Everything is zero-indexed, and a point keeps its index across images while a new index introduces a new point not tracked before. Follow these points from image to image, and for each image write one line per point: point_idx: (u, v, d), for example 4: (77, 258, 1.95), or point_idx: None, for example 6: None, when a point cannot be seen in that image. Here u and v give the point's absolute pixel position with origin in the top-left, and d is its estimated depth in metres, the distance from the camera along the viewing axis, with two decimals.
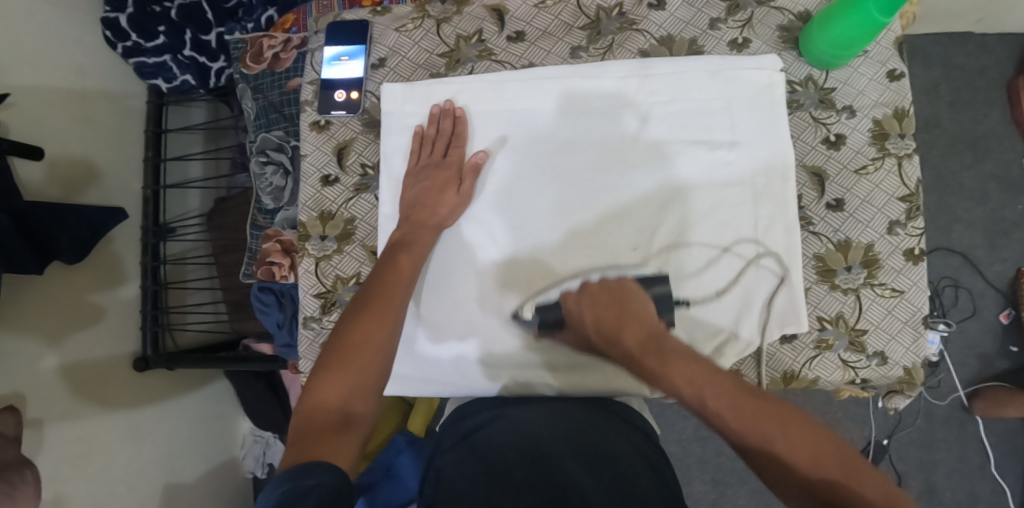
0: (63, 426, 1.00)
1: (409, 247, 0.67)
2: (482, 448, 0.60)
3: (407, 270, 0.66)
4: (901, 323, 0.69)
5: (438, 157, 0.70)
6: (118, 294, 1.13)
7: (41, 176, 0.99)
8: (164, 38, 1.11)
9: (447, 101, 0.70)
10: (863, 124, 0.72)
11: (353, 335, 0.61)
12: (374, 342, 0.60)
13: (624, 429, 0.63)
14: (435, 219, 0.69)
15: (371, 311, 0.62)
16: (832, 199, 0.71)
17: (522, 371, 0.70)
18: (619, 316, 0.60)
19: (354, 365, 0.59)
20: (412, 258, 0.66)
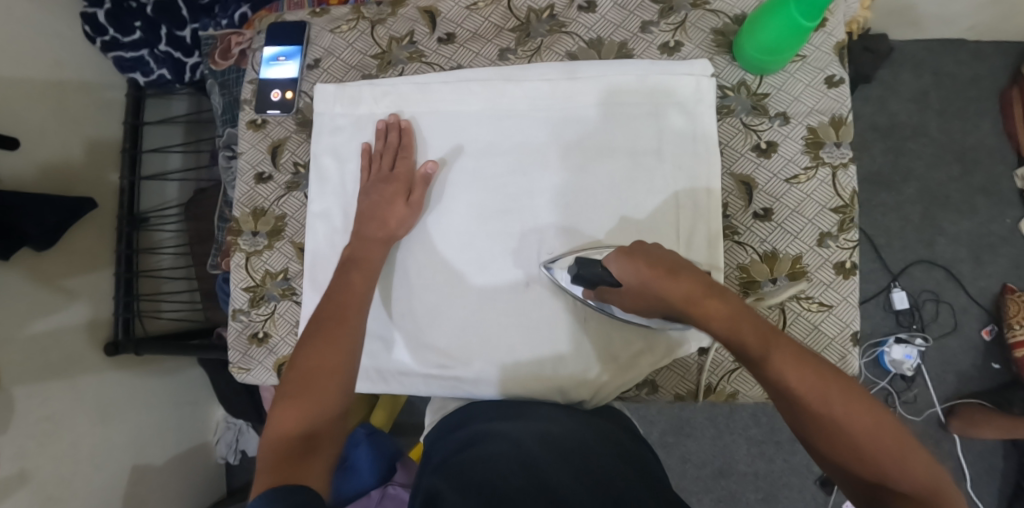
0: (31, 404, 1.03)
1: (361, 263, 0.67)
2: (482, 462, 0.55)
3: (361, 287, 0.66)
4: (828, 339, 0.68)
5: (386, 170, 0.69)
6: (93, 280, 1.17)
7: (17, 166, 1.02)
8: (140, 34, 1.15)
9: (392, 116, 0.71)
10: (797, 132, 0.70)
11: (311, 357, 0.61)
12: (331, 364, 0.61)
13: (607, 435, 0.61)
14: (385, 231, 0.68)
15: (325, 334, 0.63)
16: (760, 208, 0.69)
17: (437, 374, 0.70)
18: (676, 266, 0.56)
19: (312, 388, 0.60)
20: (367, 273, 0.67)
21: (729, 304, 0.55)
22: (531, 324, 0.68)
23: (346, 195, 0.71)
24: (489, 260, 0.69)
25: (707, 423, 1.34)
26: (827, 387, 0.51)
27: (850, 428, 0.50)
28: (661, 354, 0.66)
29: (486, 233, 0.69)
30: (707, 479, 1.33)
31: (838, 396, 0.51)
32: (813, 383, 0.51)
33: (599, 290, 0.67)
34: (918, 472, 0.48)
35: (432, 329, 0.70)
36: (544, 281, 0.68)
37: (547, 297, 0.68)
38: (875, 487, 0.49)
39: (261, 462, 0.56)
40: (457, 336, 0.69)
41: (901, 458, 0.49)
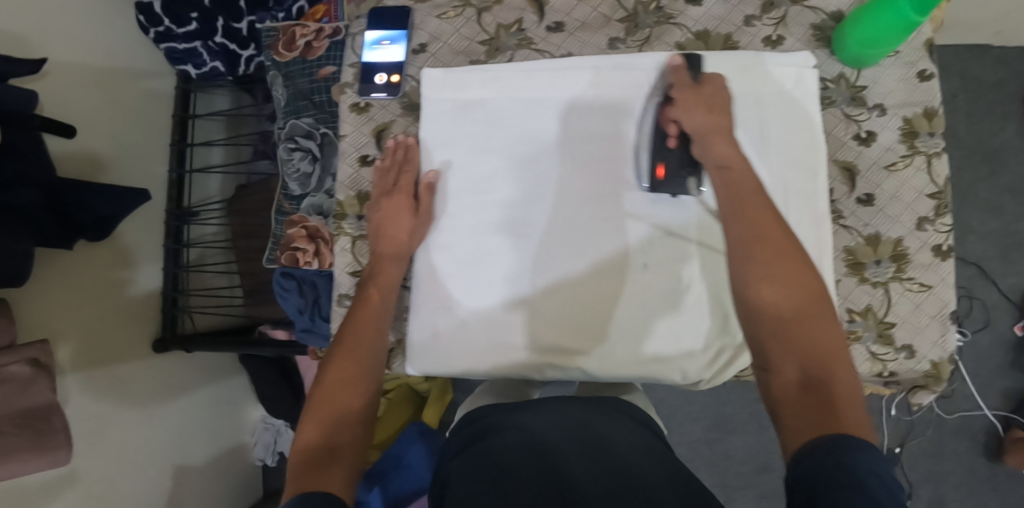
0: (82, 402, 0.99)
1: (376, 278, 0.71)
2: (498, 457, 0.62)
3: (377, 302, 0.71)
4: (928, 317, 0.69)
5: (390, 186, 0.72)
6: (141, 274, 1.13)
7: (71, 154, 0.99)
8: (196, 25, 1.13)
9: (395, 136, 0.73)
10: (893, 122, 0.72)
11: (330, 377, 0.65)
12: (349, 378, 0.65)
13: (617, 420, 0.69)
14: (396, 246, 0.71)
15: (342, 352, 0.67)
16: (862, 194, 0.71)
17: (553, 356, 0.69)
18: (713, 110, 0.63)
19: (332, 401, 0.64)
20: (381, 292, 0.71)
21: (740, 157, 0.61)
22: (643, 306, 0.68)
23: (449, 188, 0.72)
24: (508, 257, 0.70)
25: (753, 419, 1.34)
26: (800, 279, 0.56)
27: (798, 320, 0.55)
28: None
29: (559, 225, 0.70)
30: (752, 475, 1.34)
31: (810, 299, 0.55)
32: (796, 276, 0.56)
33: (714, 271, 0.67)
34: (848, 387, 0.51)
35: (534, 319, 0.69)
36: (661, 260, 0.68)
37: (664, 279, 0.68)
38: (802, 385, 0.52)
39: (288, 472, 0.58)
40: (562, 324, 0.69)
41: (838, 367, 0.52)
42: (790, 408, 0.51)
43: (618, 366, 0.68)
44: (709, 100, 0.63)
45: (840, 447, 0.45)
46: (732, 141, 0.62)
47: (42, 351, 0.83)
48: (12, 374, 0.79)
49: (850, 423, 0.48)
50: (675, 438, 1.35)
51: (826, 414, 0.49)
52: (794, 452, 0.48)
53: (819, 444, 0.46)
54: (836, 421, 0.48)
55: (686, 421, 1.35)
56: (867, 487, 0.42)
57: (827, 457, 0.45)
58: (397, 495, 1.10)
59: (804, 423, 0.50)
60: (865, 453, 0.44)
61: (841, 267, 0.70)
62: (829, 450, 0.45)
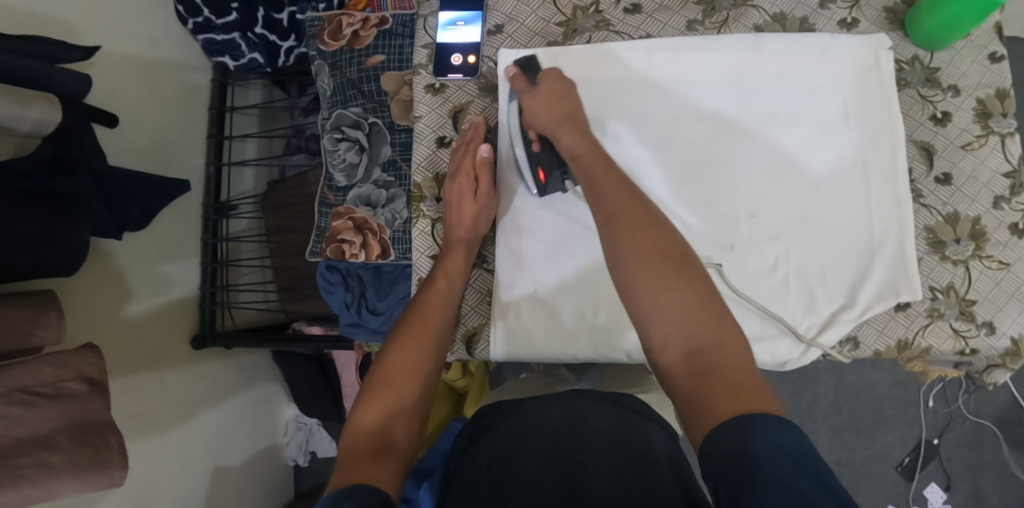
0: (125, 401, 0.97)
1: (444, 262, 0.71)
2: (509, 463, 0.66)
3: (443, 291, 0.70)
4: (1008, 295, 0.70)
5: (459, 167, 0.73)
6: (182, 269, 1.11)
7: (114, 144, 0.97)
8: (235, 16, 1.09)
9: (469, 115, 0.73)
10: (968, 103, 0.72)
11: (389, 364, 0.64)
12: (409, 365, 0.65)
13: (634, 422, 0.72)
14: (465, 231, 0.73)
15: (407, 337, 0.67)
16: (940, 173, 0.71)
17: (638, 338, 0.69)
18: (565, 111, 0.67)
19: (391, 388, 0.63)
20: (448, 280, 0.71)
21: (596, 151, 0.65)
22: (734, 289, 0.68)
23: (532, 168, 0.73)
24: (555, 247, 0.71)
25: (793, 411, 1.34)
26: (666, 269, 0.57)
27: (677, 302, 0.56)
28: (863, 306, 0.68)
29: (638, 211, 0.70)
30: None
31: (683, 271, 0.57)
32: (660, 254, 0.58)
33: (801, 252, 0.68)
34: (737, 359, 0.53)
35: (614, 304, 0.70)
36: (749, 240, 0.69)
37: (753, 261, 0.68)
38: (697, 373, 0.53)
39: (338, 460, 0.57)
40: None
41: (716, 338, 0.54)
42: (696, 391, 0.52)
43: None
44: (554, 94, 0.68)
45: (743, 434, 0.47)
46: (586, 137, 0.66)
47: (96, 367, 0.77)
48: (70, 392, 0.73)
49: (753, 398, 0.50)
50: None
51: (716, 394, 0.51)
52: (703, 439, 0.49)
53: (721, 433, 0.48)
54: (734, 397, 0.50)
55: None
56: (773, 471, 0.44)
57: (741, 440, 0.47)
58: None
59: (708, 407, 0.51)
60: (780, 431, 0.46)
61: (923, 246, 0.70)
62: (742, 436, 0.47)
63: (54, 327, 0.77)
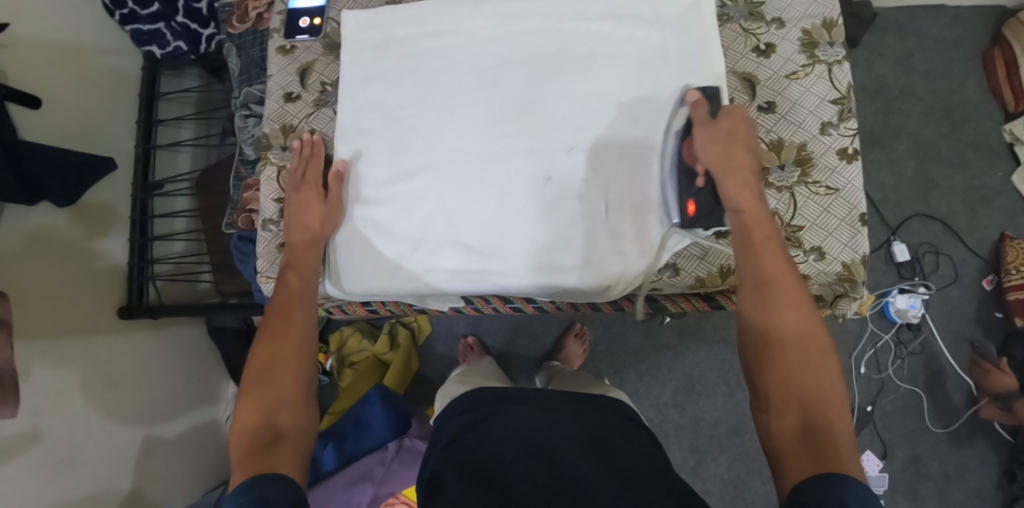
0: (47, 361, 1.03)
1: (295, 266, 0.72)
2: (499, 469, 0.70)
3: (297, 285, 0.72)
4: (837, 221, 0.70)
5: (301, 180, 0.74)
6: (107, 246, 1.18)
7: (34, 123, 1.04)
8: (158, 6, 1.18)
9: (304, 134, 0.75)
10: (792, 34, 0.74)
11: (260, 362, 0.66)
12: (282, 358, 0.67)
13: (614, 421, 0.79)
14: (313, 233, 0.73)
15: (272, 331, 0.68)
16: (764, 101, 0.73)
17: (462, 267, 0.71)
18: (735, 141, 0.65)
19: (269, 382, 0.65)
20: (300, 272, 0.72)
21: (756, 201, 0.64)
22: (546, 226, 0.70)
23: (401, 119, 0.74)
24: (390, 227, 0.73)
25: (721, 381, 1.33)
26: (792, 324, 0.59)
27: (798, 377, 0.58)
28: (677, 234, 0.70)
29: (444, 162, 0.72)
30: (722, 438, 1.32)
31: (808, 343, 0.59)
32: (798, 323, 0.60)
33: (614, 184, 0.70)
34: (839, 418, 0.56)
35: (435, 251, 0.72)
36: (563, 173, 0.71)
37: (570, 198, 0.70)
38: (805, 430, 0.55)
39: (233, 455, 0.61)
40: (468, 247, 0.71)
41: (820, 399, 0.57)
42: (791, 443, 0.55)
43: (525, 280, 0.71)
44: (733, 134, 0.65)
45: (839, 487, 0.50)
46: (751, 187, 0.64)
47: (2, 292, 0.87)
48: None
49: (840, 458, 0.53)
50: (643, 402, 1.35)
51: (817, 450, 0.54)
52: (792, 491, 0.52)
53: (809, 483, 0.51)
54: (829, 454, 0.53)
55: (653, 385, 1.35)
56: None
57: (837, 487, 0.50)
58: (354, 453, 1.12)
59: (796, 463, 0.54)
60: (862, 488, 0.50)
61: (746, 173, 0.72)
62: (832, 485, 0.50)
63: None
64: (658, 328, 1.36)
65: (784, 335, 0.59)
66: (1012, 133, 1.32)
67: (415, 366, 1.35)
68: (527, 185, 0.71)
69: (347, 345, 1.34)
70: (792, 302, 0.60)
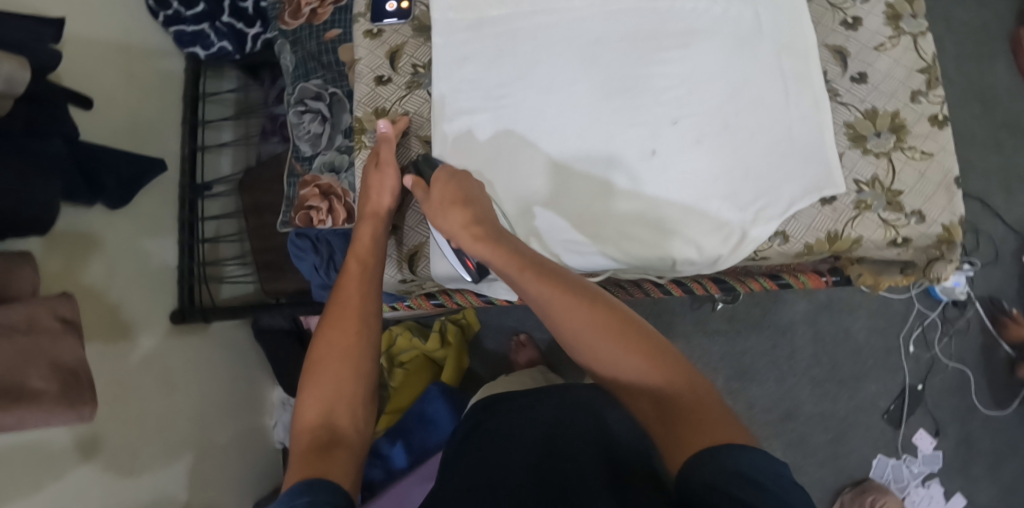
0: (107, 365, 1.01)
1: (357, 248, 0.73)
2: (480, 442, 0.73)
3: (360, 274, 0.71)
4: (934, 184, 0.71)
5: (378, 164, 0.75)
6: (160, 247, 1.16)
7: (86, 123, 1.02)
8: (203, 6, 1.18)
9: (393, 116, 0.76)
10: (878, 8, 0.76)
11: (317, 356, 0.66)
12: (338, 352, 0.66)
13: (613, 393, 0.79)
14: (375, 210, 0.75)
15: (334, 324, 0.68)
16: (855, 73, 0.74)
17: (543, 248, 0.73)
18: (457, 198, 0.67)
19: (325, 378, 0.65)
20: (362, 262, 0.72)
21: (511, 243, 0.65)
22: (658, 197, 0.70)
23: (499, 99, 0.75)
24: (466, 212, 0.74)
25: (771, 365, 1.36)
26: (616, 330, 0.60)
27: (650, 379, 0.58)
28: (788, 201, 0.70)
29: (552, 140, 0.73)
30: (778, 424, 1.34)
31: (648, 347, 0.59)
32: (631, 330, 0.60)
33: (719, 152, 0.70)
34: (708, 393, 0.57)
35: (546, 223, 0.72)
36: (667, 146, 0.71)
37: (685, 168, 0.70)
38: (677, 422, 0.55)
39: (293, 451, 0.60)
40: (579, 219, 0.72)
41: (677, 391, 0.57)
42: (663, 438, 0.56)
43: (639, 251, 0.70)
44: (453, 197, 0.67)
45: (719, 457, 0.50)
46: (498, 237, 0.65)
47: (70, 308, 0.81)
48: (44, 327, 0.77)
49: (720, 429, 0.53)
50: None
51: (682, 438, 0.54)
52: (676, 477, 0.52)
53: (692, 461, 0.51)
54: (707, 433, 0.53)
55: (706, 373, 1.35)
56: (734, 484, 0.48)
57: (709, 467, 0.50)
58: (421, 449, 1.11)
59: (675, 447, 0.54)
60: (741, 453, 0.50)
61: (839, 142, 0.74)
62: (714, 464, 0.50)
63: (28, 281, 0.80)
64: (709, 315, 1.38)
65: (618, 342, 0.60)
66: None
67: (466, 362, 1.34)
68: (633, 156, 0.71)
69: (396, 344, 1.33)
70: (590, 319, 0.60)
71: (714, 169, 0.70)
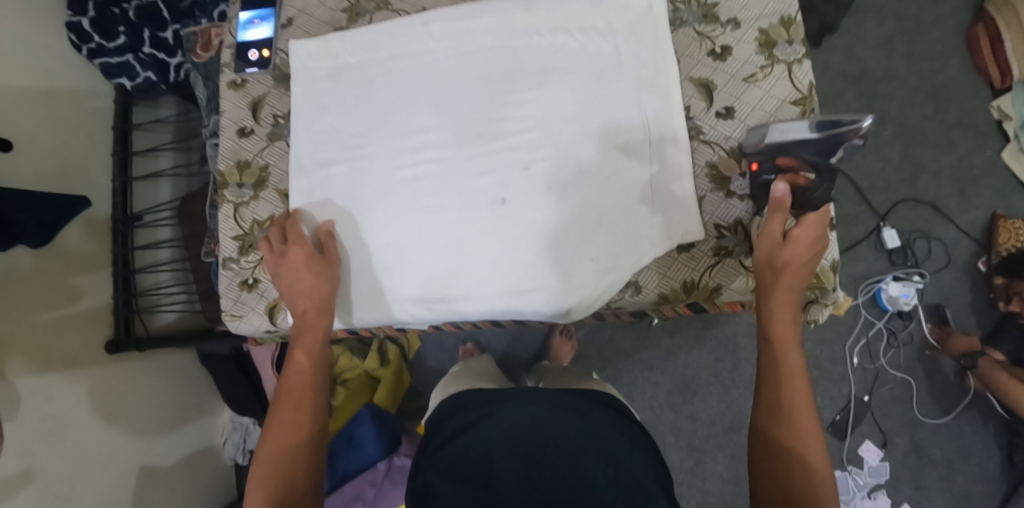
0: (34, 403, 1.03)
1: (302, 336, 0.70)
2: (490, 476, 0.71)
3: (308, 362, 0.70)
4: None
5: (280, 246, 0.72)
6: (92, 281, 1.18)
7: (8, 168, 1.04)
8: (124, 38, 1.17)
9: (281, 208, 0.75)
10: (749, 36, 0.72)
11: (272, 445, 0.65)
12: (294, 441, 0.65)
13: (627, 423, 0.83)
14: (317, 298, 0.71)
15: (286, 416, 0.67)
16: (721, 108, 0.72)
17: (427, 299, 0.71)
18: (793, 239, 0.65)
19: (286, 460, 0.64)
20: (311, 349, 0.71)
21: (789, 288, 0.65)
22: (528, 249, 0.69)
23: (353, 149, 0.74)
24: (375, 269, 0.73)
25: (713, 379, 1.32)
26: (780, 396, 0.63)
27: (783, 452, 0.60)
28: (652, 244, 0.68)
29: (412, 190, 0.72)
30: (719, 436, 1.31)
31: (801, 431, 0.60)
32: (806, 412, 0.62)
33: (573, 199, 0.68)
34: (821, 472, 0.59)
35: (402, 279, 0.72)
36: (518, 193, 0.69)
37: (542, 220, 0.68)
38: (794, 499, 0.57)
39: None
40: (431, 275, 0.71)
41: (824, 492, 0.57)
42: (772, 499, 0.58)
43: (494, 306, 0.70)
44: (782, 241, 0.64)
45: None
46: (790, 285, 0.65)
47: None
48: None
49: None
50: (637, 405, 1.34)
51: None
52: None
53: None
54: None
55: (646, 386, 1.34)
56: None
57: None
58: (344, 472, 1.15)
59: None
60: None
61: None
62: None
63: None
64: (651, 330, 1.35)
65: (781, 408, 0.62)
66: (999, 111, 1.33)
67: (407, 382, 1.36)
68: (488, 202, 0.70)
69: (339, 363, 1.33)
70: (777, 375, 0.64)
71: (571, 218, 0.68)
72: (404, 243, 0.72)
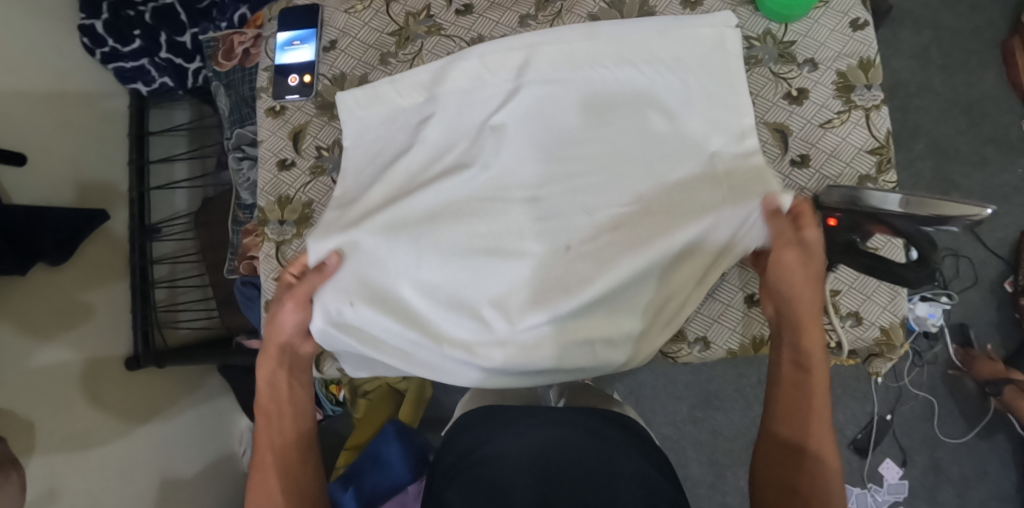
0: (55, 421, 1.00)
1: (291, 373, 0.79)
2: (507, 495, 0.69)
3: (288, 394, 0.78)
4: (875, 285, 0.73)
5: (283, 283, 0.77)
6: (108, 293, 1.14)
7: (23, 181, 0.99)
8: (139, 42, 1.11)
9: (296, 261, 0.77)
10: (826, 77, 0.75)
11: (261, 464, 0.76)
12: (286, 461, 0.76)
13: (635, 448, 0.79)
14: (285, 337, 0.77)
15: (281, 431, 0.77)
16: (797, 154, 0.75)
17: (474, 348, 0.70)
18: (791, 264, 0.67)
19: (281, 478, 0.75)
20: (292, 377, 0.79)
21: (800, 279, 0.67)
22: (594, 286, 0.67)
23: (403, 184, 0.75)
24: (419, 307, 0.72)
25: (738, 395, 1.31)
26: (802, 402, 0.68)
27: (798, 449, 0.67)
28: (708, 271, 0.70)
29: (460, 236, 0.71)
30: (742, 451, 1.30)
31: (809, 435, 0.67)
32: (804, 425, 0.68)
33: (625, 231, 0.69)
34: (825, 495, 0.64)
35: (449, 321, 0.71)
36: (580, 234, 0.70)
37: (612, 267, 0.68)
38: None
39: None
40: (473, 322, 0.70)
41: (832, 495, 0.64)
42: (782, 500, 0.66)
43: (535, 355, 0.69)
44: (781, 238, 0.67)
45: None
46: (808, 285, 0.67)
47: None
48: None
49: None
50: (660, 419, 1.33)
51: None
52: None
53: None
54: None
55: (669, 401, 1.33)
56: None
57: None
58: (372, 492, 1.11)
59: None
60: None
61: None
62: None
63: None
64: None
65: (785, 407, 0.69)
66: None
67: (430, 394, 1.34)
68: (543, 236, 0.70)
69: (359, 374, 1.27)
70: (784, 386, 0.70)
71: (640, 271, 0.67)
72: (448, 291, 0.71)
